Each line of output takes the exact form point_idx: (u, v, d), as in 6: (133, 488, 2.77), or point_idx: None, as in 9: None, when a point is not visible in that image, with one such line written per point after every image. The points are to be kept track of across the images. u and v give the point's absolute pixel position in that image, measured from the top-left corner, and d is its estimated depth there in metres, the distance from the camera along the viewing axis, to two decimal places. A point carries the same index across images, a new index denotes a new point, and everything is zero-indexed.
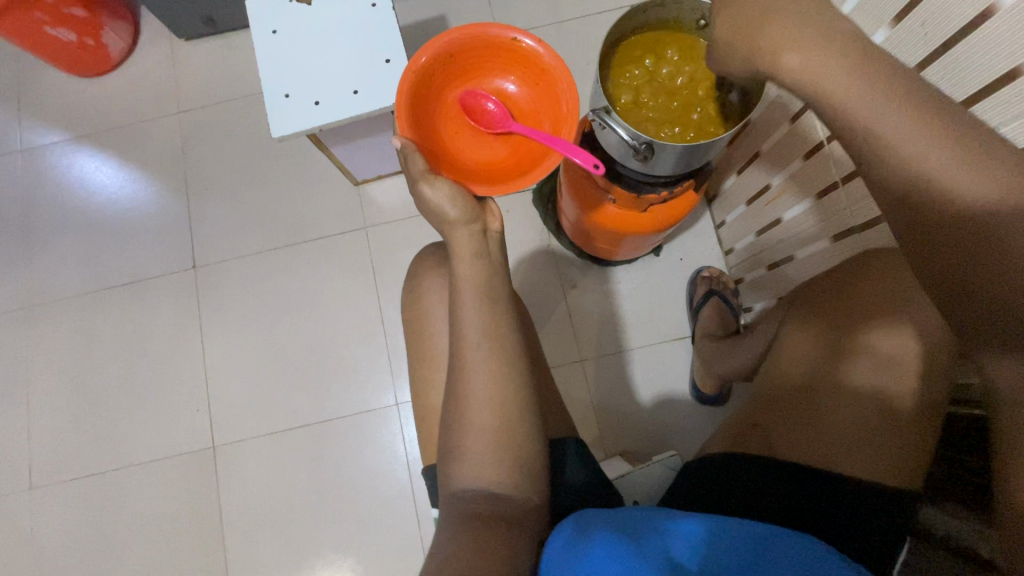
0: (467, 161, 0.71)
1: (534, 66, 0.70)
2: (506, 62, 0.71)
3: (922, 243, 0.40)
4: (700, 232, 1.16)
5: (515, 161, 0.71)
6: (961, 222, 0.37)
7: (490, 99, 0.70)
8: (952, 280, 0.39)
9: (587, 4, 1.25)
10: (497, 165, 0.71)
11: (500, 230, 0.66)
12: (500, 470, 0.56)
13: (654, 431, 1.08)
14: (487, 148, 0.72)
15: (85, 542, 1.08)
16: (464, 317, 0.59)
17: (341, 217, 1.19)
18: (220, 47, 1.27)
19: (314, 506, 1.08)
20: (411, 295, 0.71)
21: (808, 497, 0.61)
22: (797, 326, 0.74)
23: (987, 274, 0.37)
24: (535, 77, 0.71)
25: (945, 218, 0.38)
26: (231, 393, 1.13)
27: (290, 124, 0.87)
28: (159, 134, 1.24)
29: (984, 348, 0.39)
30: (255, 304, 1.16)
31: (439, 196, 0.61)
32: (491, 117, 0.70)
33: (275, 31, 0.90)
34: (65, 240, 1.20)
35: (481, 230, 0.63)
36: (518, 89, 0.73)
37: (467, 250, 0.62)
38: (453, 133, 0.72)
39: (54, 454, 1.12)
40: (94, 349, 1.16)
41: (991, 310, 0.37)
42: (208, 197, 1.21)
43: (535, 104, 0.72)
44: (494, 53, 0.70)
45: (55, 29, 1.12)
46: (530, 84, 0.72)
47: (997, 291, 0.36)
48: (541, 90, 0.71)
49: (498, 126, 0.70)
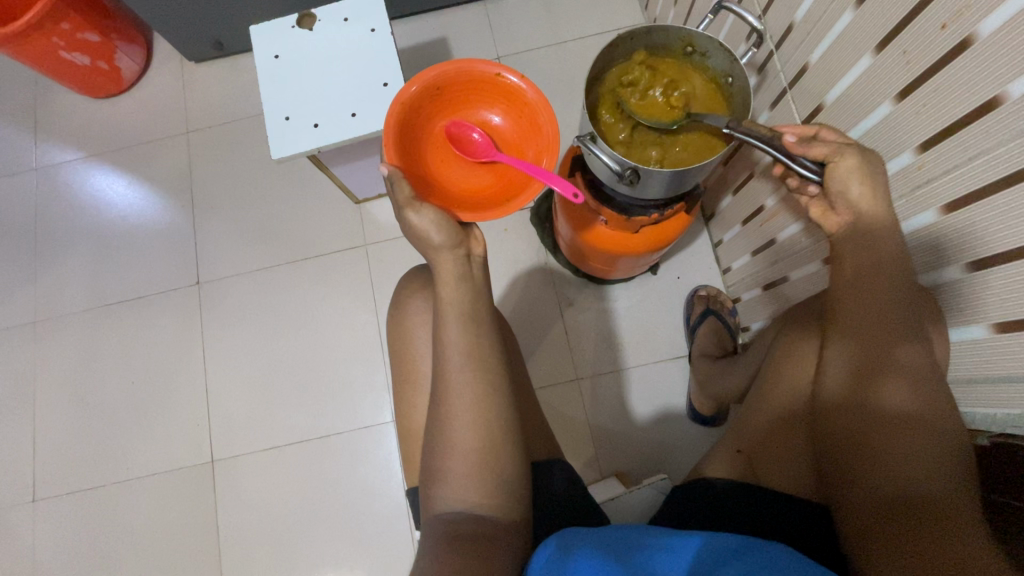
0: (454, 189, 0.72)
1: (517, 98, 0.71)
2: (490, 95, 0.73)
3: (861, 282, 0.55)
4: (697, 250, 1.15)
5: (499, 190, 0.72)
6: (863, 273, 0.55)
7: (476, 130, 0.71)
8: (859, 303, 0.55)
9: (586, 25, 1.26)
10: (482, 193, 0.72)
11: (483, 255, 0.66)
12: (481, 492, 0.56)
13: (649, 452, 1.07)
14: (473, 177, 0.73)
15: (82, 555, 1.09)
16: (447, 338, 0.60)
17: (341, 234, 1.20)
18: (229, 69, 1.31)
19: (309, 523, 1.08)
20: (396, 317, 0.72)
21: (779, 513, 0.62)
22: (798, 337, 0.67)
23: (869, 300, 0.55)
24: (519, 109, 0.72)
25: (854, 267, 0.56)
26: (230, 408, 1.14)
27: (288, 145, 0.89)
28: (168, 153, 1.27)
29: (872, 360, 0.54)
30: (256, 321, 1.18)
31: (425, 223, 0.62)
32: (476, 146, 0.72)
33: (277, 56, 0.93)
34: (74, 256, 1.23)
35: (465, 255, 0.64)
36: (503, 121, 0.74)
37: (450, 275, 0.62)
38: (439, 162, 0.73)
39: (56, 466, 1.14)
40: (99, 363, 1.18)
41: (880, 321, 0.54)
42: (211, 214, 1.23)
43: (518, 135, 0.73)
44: (479, 86, 0.72)
45: (70, 53, 1.15)
46: (515, 116, 0.73)
47: (876, 309, 0.54)
48: (525, 122, 0.72)
49: (484, 155, 0.71)
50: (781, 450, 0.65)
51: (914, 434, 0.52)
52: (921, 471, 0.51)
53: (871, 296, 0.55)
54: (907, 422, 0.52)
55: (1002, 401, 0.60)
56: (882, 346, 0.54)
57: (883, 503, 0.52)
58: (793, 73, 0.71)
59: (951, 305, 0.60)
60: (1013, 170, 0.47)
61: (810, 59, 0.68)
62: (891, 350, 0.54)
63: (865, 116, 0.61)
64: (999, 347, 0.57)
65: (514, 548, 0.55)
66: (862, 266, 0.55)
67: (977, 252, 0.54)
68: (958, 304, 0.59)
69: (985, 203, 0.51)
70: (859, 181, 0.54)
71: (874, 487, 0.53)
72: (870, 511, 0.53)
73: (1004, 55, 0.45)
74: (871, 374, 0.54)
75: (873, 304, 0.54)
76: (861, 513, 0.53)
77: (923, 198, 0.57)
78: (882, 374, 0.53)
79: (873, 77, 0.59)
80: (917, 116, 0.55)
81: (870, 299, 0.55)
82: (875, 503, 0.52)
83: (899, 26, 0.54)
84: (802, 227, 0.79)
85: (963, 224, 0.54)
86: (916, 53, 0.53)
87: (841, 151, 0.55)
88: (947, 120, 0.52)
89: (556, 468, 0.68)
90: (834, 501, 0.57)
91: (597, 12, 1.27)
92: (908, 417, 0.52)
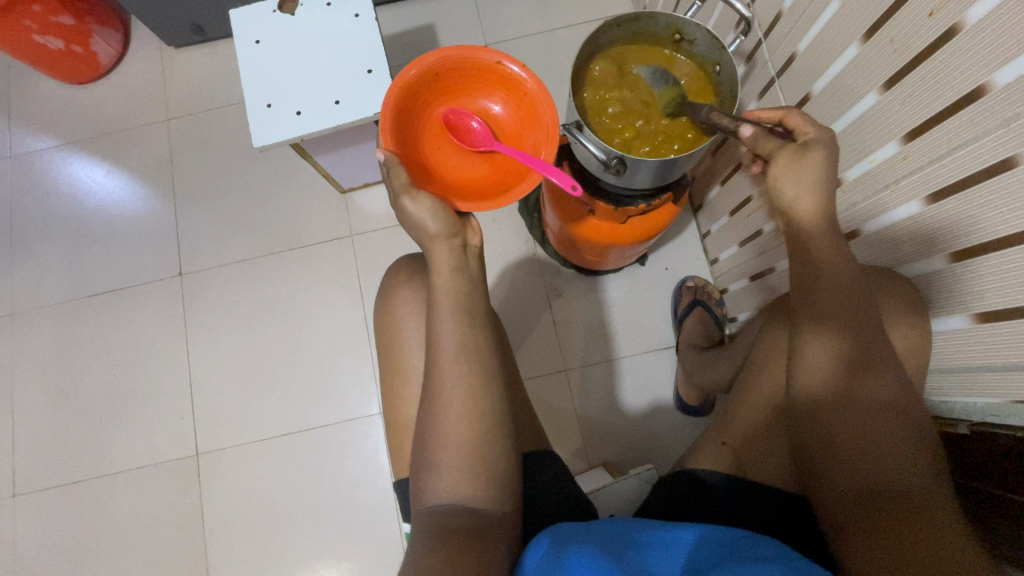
0: (450, 178, 0.71)
1: (517, 88, 0.70)
2: (490, 83, 0.72)
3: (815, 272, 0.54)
4: (686, 241, 1.15)
5: (495, 180, 0.71)
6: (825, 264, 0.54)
7: (475, 118, 0.70)
8: (818, 292, 0.54)
9: (574, 13, 1.25)
10: (478, 182, 0.72)
11: (479, 245, 0.66)
12: (472, 483, 0.55)
13: (639, 443, 1.08)
14: (470, 167, 0.72)
15: (66, 550, 1.08)
16: (437, 329, 0.59)
17: (327, 224, 1.19)
18: (210, 54, 1.28)
19: (297, 516, 1.08)
20: (387, 309, 0.71)
21: (760, 504, 0.63)
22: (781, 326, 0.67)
23: (837, 290, 0.54)
24: (519, 100, 0.71)
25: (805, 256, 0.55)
26: (215, 400, 1.13)
27: (270, 133, 0.87)
28: (149, 141, 1.24)
29: (843, 351, 0.54)
30: (241, 313, 1.16)
31: (421, 211, 0.61)
32: (475, 135, 0.71)
33: (258, 41, 0.90)
34: (52, 246, 1.20)
35: (461, 245, 0.63)
36: (502, 110, 0.73)
37: (445, 264, 0.61)
38: (436, 150, 0.72)
39: (37, 462, 1.11)
40: (78, 356, 1.16)
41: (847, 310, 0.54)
42: (194, 204, 1.21)
43: (518, 125, 0.72)
44: (478, 74, 0.71)
45: (43, 36, 1.12)
46: (514, 105, 0.72)
47: (846, 299, 0.54)
48: (524, 112, 0.71)
49: (481, 145, 0.70)
50: (762, 442, 0.66)
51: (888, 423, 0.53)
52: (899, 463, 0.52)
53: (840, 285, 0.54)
54: (884, 415, 0.54)
55: (986, 391, 0.60)
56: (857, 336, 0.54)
57: (856, 495, 0.53)
58: (780, 62, 0.71)
59: (931, 297, 0.61)
60: (997, 160, 0.47)
61: (798, 49, 0.67)
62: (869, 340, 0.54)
63: (852, 105, 0.61)
64: (982, 337, 0.57)
65: (504, 539, 0.54)
66: (833, 256, 0.54)
67: (960, 242, 0.55)
68: (943, 294, 0.59)
69: (968, 193, 0.51)
70: (793, 183, 0.53)
71: (847, 477, 0.54)
72: (850, 505, 0.53)
73: (989, 44, 0.45)
74: (850, 366, 0.54)
75: (843, 294, 0.54)
76: (836, 504, 0.54)
77: (908, 189, 0.58)
78: (853, 363, 0.54)
79: (860, 67, 0.58)
80: (904, 104, 0.55)
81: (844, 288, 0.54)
82: (849, 495, 0.53)
83: (885, 15, 0.53)
84: (786, 218, 0.80)
85: (947, 214, 0.54)
86: (903, 42, 0.52)
87: (782, 148, 0.54)
88: (933, 110, 0.52)
89: (544, 458, 0.69)
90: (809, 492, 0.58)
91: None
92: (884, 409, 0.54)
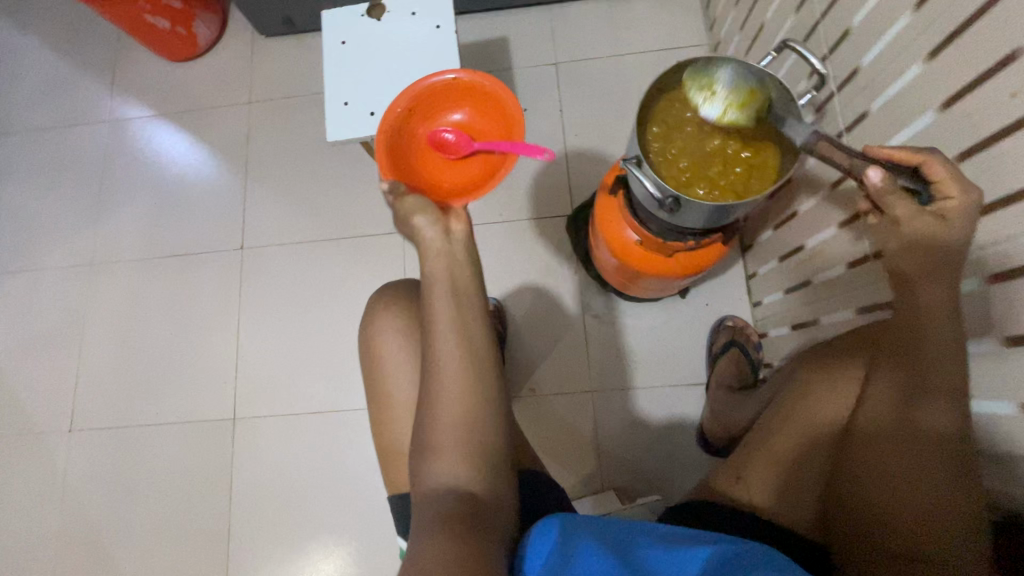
0: (446, 183, 0.79)
1: (478, 94, 0.81)
2: (454, 98, 0.82)
3: (918, 320, 0.54)
4: (730, 279, 1.14)
5: (487, 173, 0.79)
6: (929, 316, 0.53)
7: (450, 130, 0.80)
8: (910, 338, 0.55)
9: (647, 41, 1.26)
10: (473, 181, 0.79)
11: (467, 233, 0.68)
12: (486, 494, 0.58)
13: (653, 475, 1.07)
14: (462, 171, 0.80)
15: (106, 488, 1.17)
16: (435, 328, 0.62)
17: (381, 218, 1.24)
18: (295, 46, 1.36)
19: (316, 492, 1.13)
20: (394, 321, 0.75)
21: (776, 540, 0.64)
22: (826, 369, 0.65)
23: (931, 344, 0.53)
24: (482, 108, 0.82)
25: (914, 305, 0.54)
26: (256, 370, 1.19)
27: (342, 129, 0.92)
28: (231, 120, 1.33)
29: (919, 404, 0.54)
30: (291, 291, 1.23)
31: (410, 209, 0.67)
32: (455, 142, 0.80)
33: (344, 42, 0.96)
34: (132, 207, 1.31)
35: (445, 234, 0.66)
36: (472, 119, 0.83)
37: (435, 252, 0.65)
38: (427, 165, 0.80)
39: (93, 403, 1.21)
40: (142, 311, 1.25)
41: (935, 366, 0.53)
42: (263, 184, 1.29)
43: (487, 124, 0.82)
44: (442, 95, 0.81)
45: (153, 16, 1.22)
46: (481, 112, 0.83)
47: (932, 353, 0.53)
48: (490, 112, 0.82)
49: (465, 149, 0.79)
50: (788, 482, 0.65)
51: (943, 485, 0.53)
52: (948, 528, 0.53)
53: (940, 338, 0.53)
54: (939, 478, 0.53)
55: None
56: (923, 391, 0.54)
57: (907, 554, 0.55)
58: (852, 117, 0.71)
59: (984, 370, 0.59)
60: None
61: (871, 107, 0.68)
62: (940, 397, 0.53)
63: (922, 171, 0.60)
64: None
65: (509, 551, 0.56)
66: (934, 308, 0.53)
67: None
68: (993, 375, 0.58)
69: None
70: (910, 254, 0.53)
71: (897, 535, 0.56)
72: (891, 560, 0.56)
73: None
74: (916, 420, 0.55)
75: (925, 349, 0.54)
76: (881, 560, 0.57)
77: (971, 265, 0.57)
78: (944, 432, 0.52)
79: (935, 135, 0.58)
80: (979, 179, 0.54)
81: (941, 341, 0.53)
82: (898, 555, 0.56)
83: (965, 89, 0.53)
84: (838, 272, 0.79)
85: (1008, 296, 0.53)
86: (981, 118, 0.52)
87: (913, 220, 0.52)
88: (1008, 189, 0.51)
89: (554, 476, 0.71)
90: (846, 538, 0.60)
91: (660, 29, 1.27)
92: (940, 472, 0.53)
